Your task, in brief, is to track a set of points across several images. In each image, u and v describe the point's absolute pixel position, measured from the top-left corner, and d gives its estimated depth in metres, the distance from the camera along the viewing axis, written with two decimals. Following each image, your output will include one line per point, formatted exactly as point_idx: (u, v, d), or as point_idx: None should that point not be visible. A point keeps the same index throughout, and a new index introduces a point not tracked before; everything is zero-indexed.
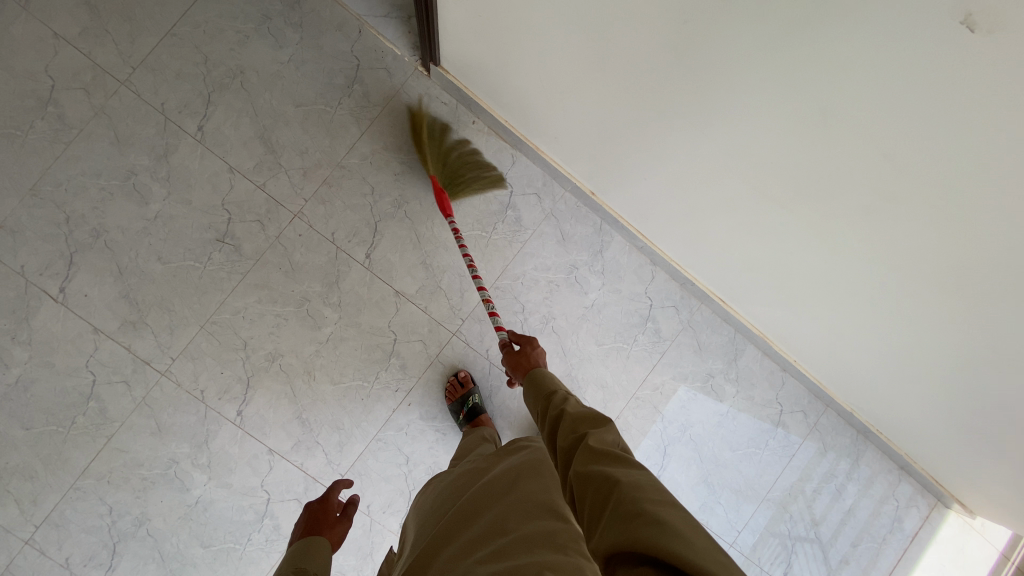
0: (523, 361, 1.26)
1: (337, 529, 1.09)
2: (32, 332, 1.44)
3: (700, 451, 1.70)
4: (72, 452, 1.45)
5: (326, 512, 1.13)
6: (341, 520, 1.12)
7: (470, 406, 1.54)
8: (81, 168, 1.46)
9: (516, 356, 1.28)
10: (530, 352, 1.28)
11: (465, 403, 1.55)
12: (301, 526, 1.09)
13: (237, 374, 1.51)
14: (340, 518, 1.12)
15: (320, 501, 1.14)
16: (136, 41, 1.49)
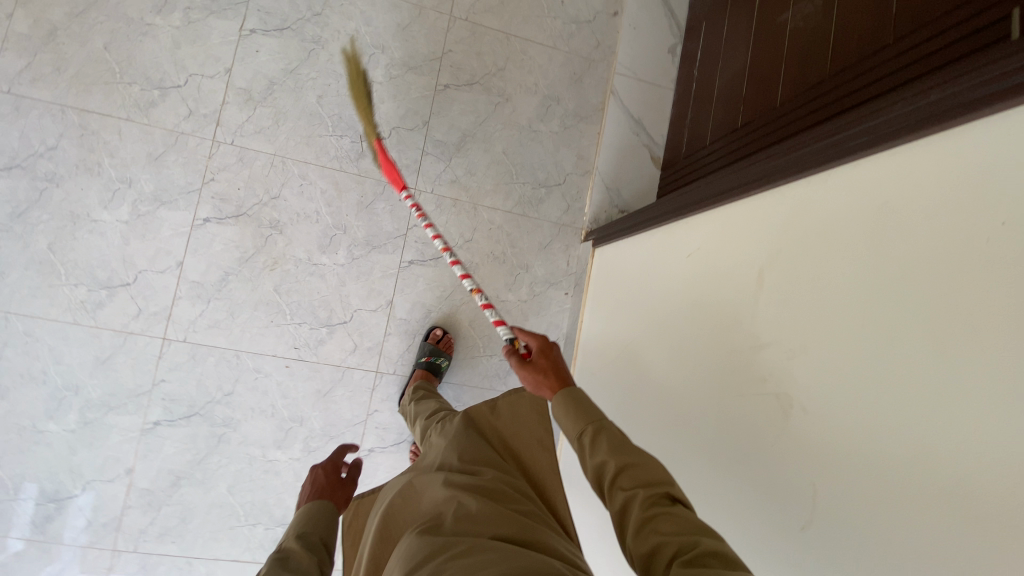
0: (546, 372, 0.97)
1: (344, 495, 0.96)
2: (200, 22, 1.54)
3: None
4: (98, 94, 1.47)
5: (331, 475, 0.98)
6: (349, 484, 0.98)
7: None
8: (365, 9, 1.65)
9: (538, 366, 0.97)
10: (547, 360, 0.98)
11: None
12: (308, 492, 0.94)
13: (243, 203, 1.54)
14: (347, 480, 0.99)
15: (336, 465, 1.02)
16: (487, 11, 1.74)
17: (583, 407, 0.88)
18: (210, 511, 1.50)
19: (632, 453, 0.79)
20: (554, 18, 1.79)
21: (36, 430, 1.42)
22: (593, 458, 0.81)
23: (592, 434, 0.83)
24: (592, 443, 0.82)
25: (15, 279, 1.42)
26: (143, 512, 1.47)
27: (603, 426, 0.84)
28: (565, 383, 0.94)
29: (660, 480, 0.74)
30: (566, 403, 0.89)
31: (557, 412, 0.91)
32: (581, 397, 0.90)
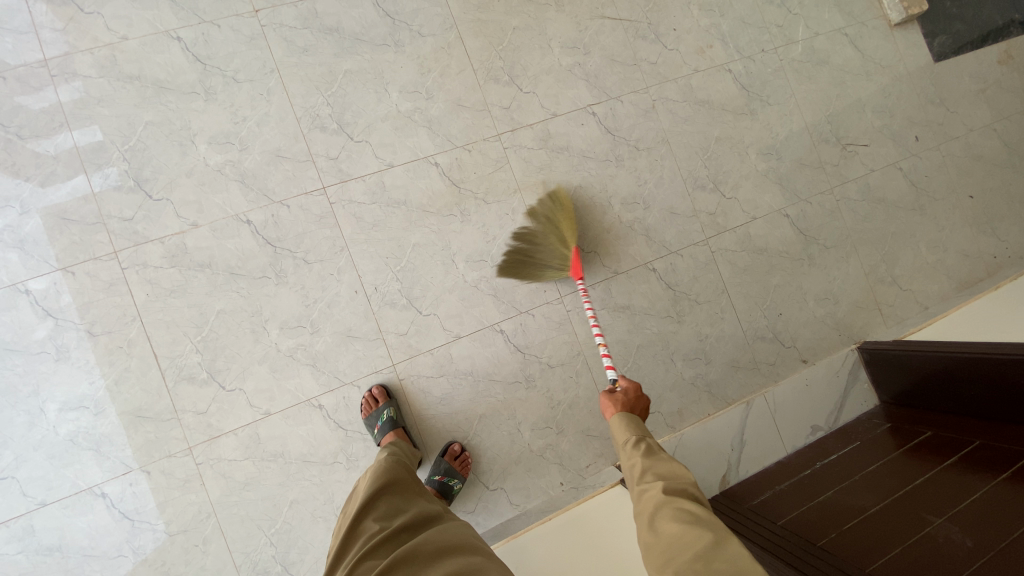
0: (617, 400, 1.32)
1: None
2: (575, 77, 1.82)
3: (100, 539, 1.42)
4: (480, 41, 1.74)
5: None
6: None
7: (386, 419, 1.50)
8: (666, 179, 1.87)
9: (616, 397, 1.32)
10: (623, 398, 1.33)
11: (382, 416, 1.51)
12: None
13: (466, 181, 1.71)
14: None
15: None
16: (731, 262, 1.89)
17: (631, 425, 1.24)
18: (189, 308, 1.49)
19: (658, 459, 1.14)
20: (765, 315, 1.89)
21: (190, 138, 1.53)
22: (631, 458, 1.16)
23: (635, 442, 1.18)
24: (631, 450, 1.17)
25: (306, 61, 1.62)
26: (161, 256, 1.49)
27: (643, 441, 1.19)
28: (629, 414, 1.28)
29: (674, 475, 1.08)
30: (625, 420, 1.25)
31: (614, 426, 1.27)
32: (634, 422, 1.26)
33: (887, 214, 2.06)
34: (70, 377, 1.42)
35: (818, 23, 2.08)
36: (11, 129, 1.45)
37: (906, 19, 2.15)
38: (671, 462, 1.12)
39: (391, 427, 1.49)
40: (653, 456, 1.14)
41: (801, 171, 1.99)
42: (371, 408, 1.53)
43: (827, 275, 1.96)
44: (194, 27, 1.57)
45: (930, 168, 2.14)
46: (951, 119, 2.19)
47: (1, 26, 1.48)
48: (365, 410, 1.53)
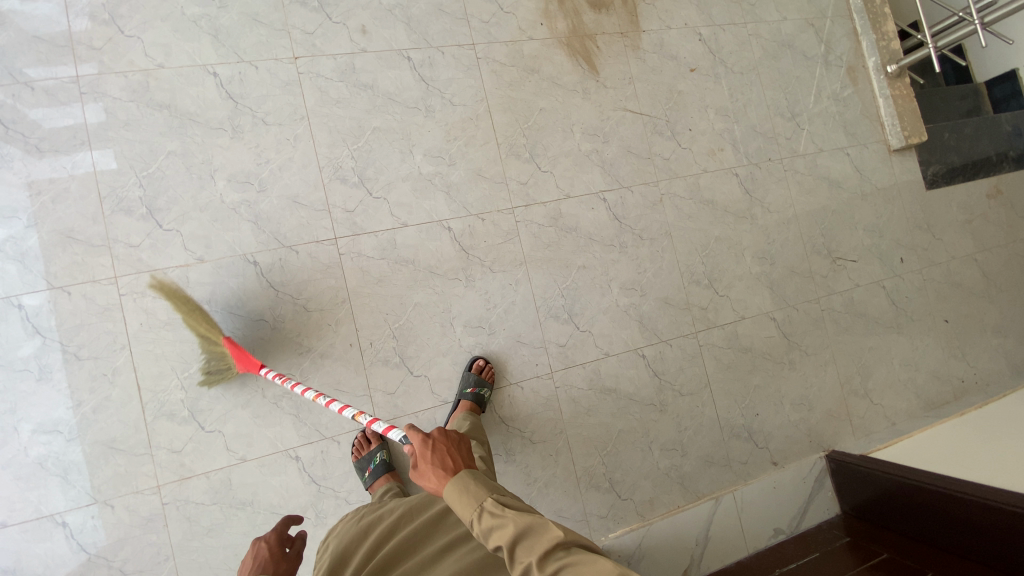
0: (427, 475, 1.11)
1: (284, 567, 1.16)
2: (592, 162, 1.89)
3: (53, 570, 1.37)
4: (507, 119, 1.82)
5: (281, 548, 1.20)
6: (291, 556, 1.19)
7: (377, 463, 1.54)
8: (665, 269, 1.94)
9: (420, 470, 1.13)
10: (432, 455, 1.13)
11: (372, 460, 1.54)
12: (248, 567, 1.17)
13: (474, 249, 1.75)
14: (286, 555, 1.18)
15: (280, 538, 1.22)
16: (717, 357, 1.95)
17: (467, 496, 1.06)
18: (182, 343, 1.48)
19: (515, 523, 1.00)
20: (744, 412, 1.95)
21: (210, 173, 1.54)
22: (489, 539, 1.01)
23: (481, 516, 1.03)
24: (483, 531, 1.02)
25: (337, 113, 1.66)
26: (162, 287, 1.48)
27: (486, 508, 1.04)
28: (451, 475, 1.10)
29: (550, 539, 0.96)
30: (456, 493, 1.08)
31: (452, 501, 1.08)
32: (464, 482, 1.09)
33: (867, 328, 2.16)
34: (48, 399, 1.40)
35: (823, 140, 2.20)
36: (32, 140, 1.44)
37: (905, 147, 2.29)
38: (534, 522, 0.99)
39: (383, 471, 1.53)
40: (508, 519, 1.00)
41: (792, 278, 2.08)
42: (363, 450, 1.55)
43: (805, 380, 2.04)
44: (233, 65, 1.59)
45: (911, 289, 2.25)
46: (935, 245, 2.32)
47: (39, 37, 1.48)
48: (354, 453, 1.55)
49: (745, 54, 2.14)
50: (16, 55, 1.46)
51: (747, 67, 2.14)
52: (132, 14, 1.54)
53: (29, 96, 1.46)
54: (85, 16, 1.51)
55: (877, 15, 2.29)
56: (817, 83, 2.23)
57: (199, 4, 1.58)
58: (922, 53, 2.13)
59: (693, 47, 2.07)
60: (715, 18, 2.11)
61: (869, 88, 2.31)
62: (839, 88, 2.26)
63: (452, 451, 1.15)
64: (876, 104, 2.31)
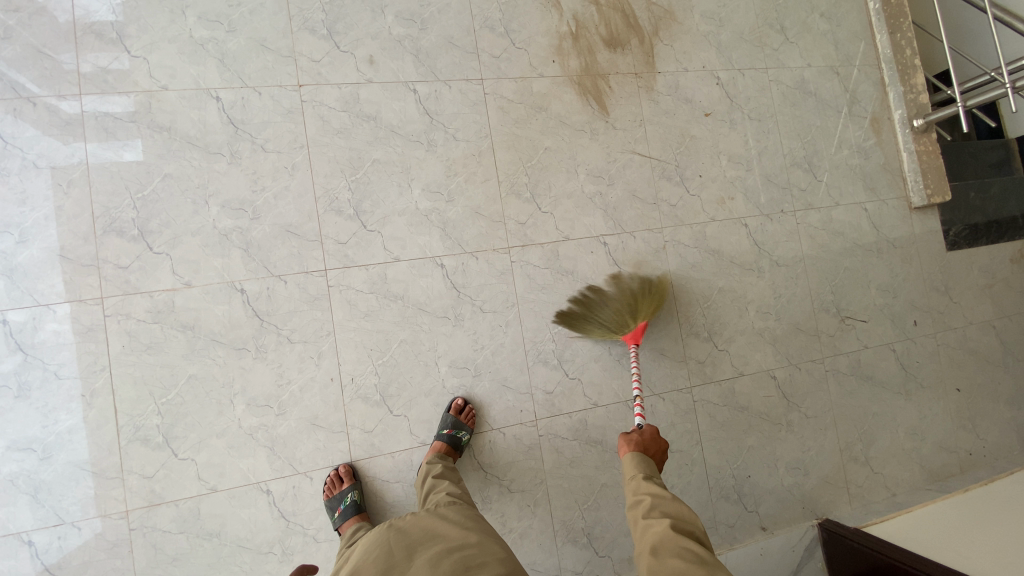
0: (640, 434, 1.46)
1: None
2: (595, 205, 1.85)
3: None
4: (510, 157, 1.78)
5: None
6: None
7: (348, 504, 1.48)
8: (663, 320, 1.88)
9: (638, 434, 1.46)
10: (638, 436, 1.46)
11: (344, 500, 1.48)
12: None
13: (465, 288, 1.71)
14: None
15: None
16: (711, 414, 1.88)
17: (643, 463, 1.38)
18: (161, 368, 1.47)
19: (662, 497, 1.28)
20: (734, 474, 1.88)
21: (205, 198, 1.54)
22: (644, 492, 1.30)
23: (649, 479, 1.33)
24: (641, 488, 1.32)
25: (338, 143, 1.64)
26: (147, 310, 1.47)
27: (655, 478, 1.34)
28: (632, 448, 1.43)
29: (685, 517, 1.23)
30: (635, 456, 1.40)
31: (627, 462, 1.40)
32: (649, 462, 1.40)
33: (873, 393, 2.07)
34: (25, 416, 1.40)
35: (840, 193, 2.12)
36: (30, 157, 1.45)
37: (927, 205, 2.19)
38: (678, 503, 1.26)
39: (354, 511, 1.47)
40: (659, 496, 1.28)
41: (797, 336, 2.00)
42: (335, 489, 1.51)
43: (802, 444, 1.96)
44: (236, 90, 1.59)
45: (923, 354, 2.15)
46: (952, 309, 2.22)
47: (46, 54, 1.49)
48: (325, 493, 1.51)
49: (764, 100, 2.07)
50: (22, 70, 1.47)
51: (765, 114, 2.07)
52: (139, 34, 1.54)
53: (31, 111, 1.47)
54: (93, 34, 1.51)
55: (906, 67, 2.21)
56: (838, 133, 2.15)
57: (207, 27, 1.58)
58: (951, 110, 2.04)
59: (710, 91, 2.01)
60: (735, 62, 2.05)
61: (894, 142, 2.22)
62: (861, 140, 2.18)
63: (655, 444, 1.45)
64: (900, 158, 2.22)
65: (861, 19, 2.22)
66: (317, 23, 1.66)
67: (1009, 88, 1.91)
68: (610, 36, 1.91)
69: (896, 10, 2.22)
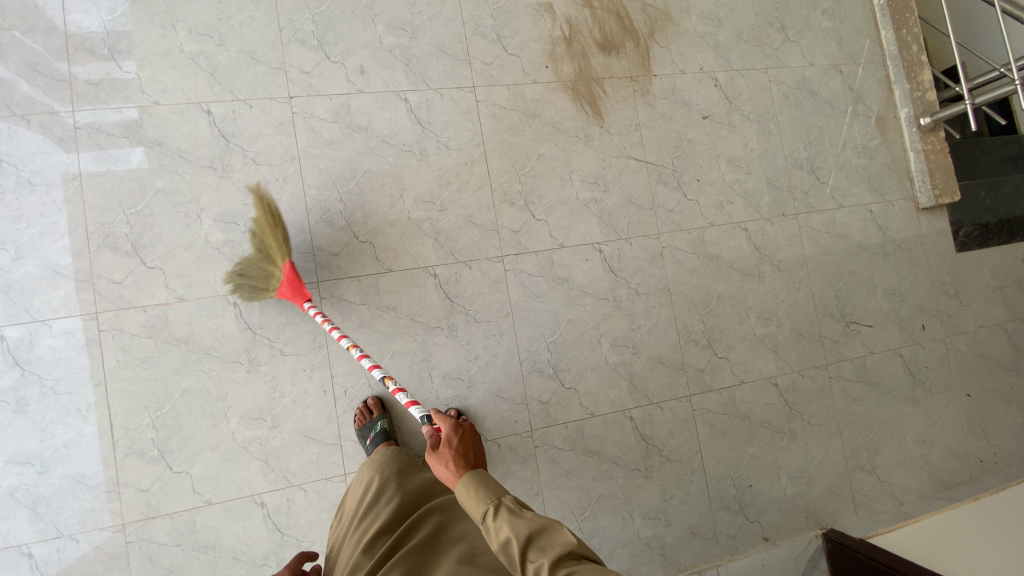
0: (447, 461, 1.15)
1: None
2: (589, 212, 1.83)
3: None
4: (504, 165, 1.77)
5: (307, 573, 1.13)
6: None
7: (377, 432, 1.52)
8: (661, 327, 1.85)
9: (444, 455, 1.15)
10: (456, 444, 1.17)
11: (372, 429, 1.53)
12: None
13: (459, 298, 1.70)
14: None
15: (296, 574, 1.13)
16: (711, 423, 1.85)
17: (482, 488, 1.08)
18: (156, 382, 1.48)
19: (527, 521, 1.01)
20: (735, 483, 1.84)
21: (196, 212, 1.54)
22: (500, 532, 1.01)
23: (497, 508, 1.05)
24: (494, 524, 1.03)
25: (329, 154, 1.64)
26: (140, 324, 1.49)
27: (502, 504, 1.05)
28: (463, 472, 1.13)
29: (562, 542, 0.98)
30: (468, 489, 1.09)
31: (463, 499, 1.09)
32: (482, 477, 1.11)
33: (880, 400, 2.02)
34: (23, 430, 1.42)
35: (844, 195, 2.07)
36: (24, 174, 1.47)
37: (935, 205, 2.13)
38: (547, 521, 1.01)
39: (382, 439, 1.51)
40: (516, 524, 1.01)
41: (799, 342, 1.96)
42: (365, 419, 1.56)
43: (805, 453, 1.92)
44: (227, 103, 1.59)
45: (932, 360, 2.10)
46: (962, 312, 2.15)
47: (40, 71, 1.50)
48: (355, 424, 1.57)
49: (764, 101, 2.03)
50: (16, 88, 1.49)
51: (765, 115, 2.02)
52: (130, 50, 1.55)
53: (26, 129, 1.48)
54: (85, 51, 1.53)
55: (912, 64, 2.15)
56: (842, 133, 2.10)
57: (197, 41, 1.59)
58: (960, 108, 1.98)
59: (708, 93, 1.97)
60: (734, 62, 2.01)
61: (900, 140, 2.16)
62: (866, 139, 2.12)
63: (471, 447, 1.19)
64: (907, 157, 2.16)
65: (865, 15, 2.17)
66: (307, 34, 1.65)
67: (1020, 84, 1.84)
68: (604, 39, 1.89)
69: (901, 5, 2.16)
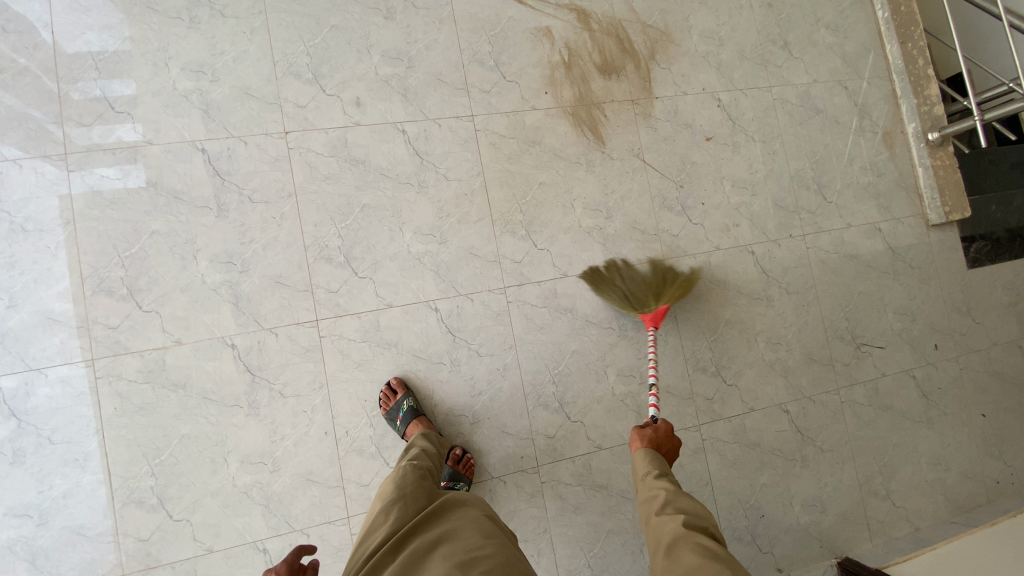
0: (647, 439, 1.36)
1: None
2: (593, 239, 1.79)
3: None
4: (505, 195, 1.73)
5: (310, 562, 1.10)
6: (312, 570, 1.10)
7: (406, 410, 1.53)
8: (668, 356, 1.81)
9: (645, 435, 1.37)
10: (652, 433, 1.38)
11: (401, 408, 1.53)
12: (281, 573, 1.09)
13: (461, 332, 1.67)
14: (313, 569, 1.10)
15: (291, 569, 1.10)
16: (721, 452, 1.81)
17: (654, 461, 1.31)
18: (154, 428, 1.46)
19: (680, 495, 1.21)
20: (747, 513, 1.80)
21: (193, 253, 1.52)
22: (655, 492, 1.24)
23: (661, 478, 1.27)
24: (656, 485, 1.25)
25: (326, 190, 1.61)
26: (137, 370, 1.46)
27: (665, 475, 1.28)
28: (645, 443, 1.35)
29: (702, 512, 1.17)
30: (648, 455, 1.33)
31: (639, 460, 1.33)
32: (659, 458, 1.33)
33: (893, 423, 1.97)
34: (20, 482, 1.39)
35: (852, 214, 2.03)
36: (17, 220, 1.45)
37: (945, 222, 2.09)
38: (690, 500, 1.20)
39: (414, 418, 1.53)
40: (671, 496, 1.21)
41: (809, 367, 1.92)
42: (390, 401, 1.56)
43: (818, 480, 1.88)
44: (221, 140, 1.56)
45: (945, 380, 2.05)
46: (975, 330, 2.11)
47: (32, 114, 1.48)
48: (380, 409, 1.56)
49: (769, 120, 1.99)
50: (7, 131, 1.47)
51: (770, 134, 1.99)
52: (123, 89, 1.53)
53: (18, 173, 1.46)
54: (76, 92, 1.50)
55: (919, 78, 2.11)
56: (849, 150, 2.06)
57: (191, 78, 1.56)
58: (969, 124, 1.93)
59: (711, 114, 1.93)
60: (737, 81, 1.97)
61: (908, 156, 2.12)
62: (873, 156, 2.08)
63: (667, 447, 1.38)
64: (915, 173, 2.11)
65: (870, 28, 2.13)
66: (302, 67, 1.62)
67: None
68: (604, 62, 1.85)
69: (906, 17, 2.12)
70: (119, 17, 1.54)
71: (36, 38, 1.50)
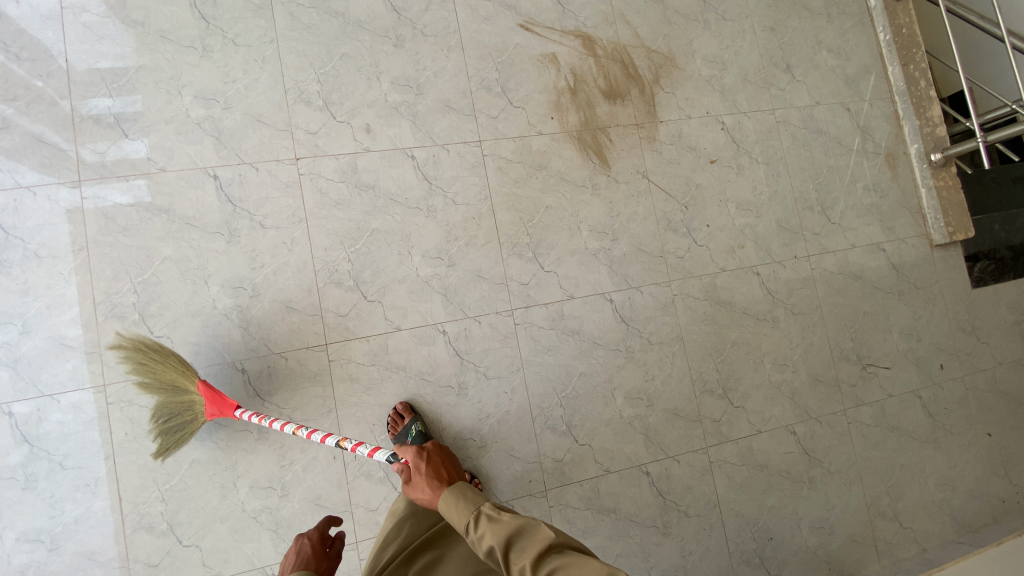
0: (423, 488, 1.12)
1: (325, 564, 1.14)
2: (599, 262, 1.80)
3: None
4: (512, 218, 1.75)
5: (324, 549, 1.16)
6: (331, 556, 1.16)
7: (415, 432, 1.54)
8: (675, 378, 1.81)
9: (418, 483, 1.12)
10: (425, 470, 1.13)
11: (410, 431, 1.54)
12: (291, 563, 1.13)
13: (469, 355, 1.68)
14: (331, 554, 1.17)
15: (321, 535, 1.20)
16: (728, 475, 1.81)
17: (462, 503, 1.07)
18: (164, 454, 1.46)
19: (510, 524, 1.01)
20: (755, 536, 1.80)
21: (204, 278, 1.53)
22: (484, 541, 1.01)
23: (479, 519, 1.04)
24: (478, 535, 1.02)
25: (336, 215, 1.63)
26: (149, 395, 1.47)
27: (482, 512, 1.05)
28: (441, 491, 1.10)
29: (540, 541, 0.98)
30: (451, 503, 1.07)
31: (447, 514, 1.08)
32: (459, 491, 1.09)
33: (900, 443, 1.97)
34: (32, 507, 1.40)
35: (857, 234, 2.04)
36: (31, 247, 1.46)
37: (950, 242, 2.10)
38: (528, 522, 1.01)
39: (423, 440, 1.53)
40: (506, 532, 1.00)
41: (816, 388, 1.92)
42: (399, 425, 1.57)
43: (826, 502, 1.87)
44: (233, 167, 1.58)
45: (952, 400, 2.05)
46: (981, 350, 2.11)
47: (48, 142, 1.51)
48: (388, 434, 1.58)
49: (773, 143, 2.01)
50: (24, 159, 1.49)
51: (774, 157, 2.00)
52: (137, 117, 1.55)
53: (32, 200, 1.48)
54: (91, 120, 1.53)
55: (922, 100, 2.13)
56: (852, 172, 2.08)
57: (203, 106, 1.59)
58: (972, 145, 1.95)
59: (715, 137, 1.95)
60: (741, 104, 1.99)
61: (910, 177, 2.14)
62: (876, 177, 2.10)
63: (443, 464, 1.15)
64: (918, 194, 2.13)
65: (871, 51, 2.15)
66: (313, 95, 1.65)
67: None
68: (609, 87, 1.88)
69: (908, 40, 2.14)
70: (133, 47, 1.57)
71: (53, 67, 1.53)
